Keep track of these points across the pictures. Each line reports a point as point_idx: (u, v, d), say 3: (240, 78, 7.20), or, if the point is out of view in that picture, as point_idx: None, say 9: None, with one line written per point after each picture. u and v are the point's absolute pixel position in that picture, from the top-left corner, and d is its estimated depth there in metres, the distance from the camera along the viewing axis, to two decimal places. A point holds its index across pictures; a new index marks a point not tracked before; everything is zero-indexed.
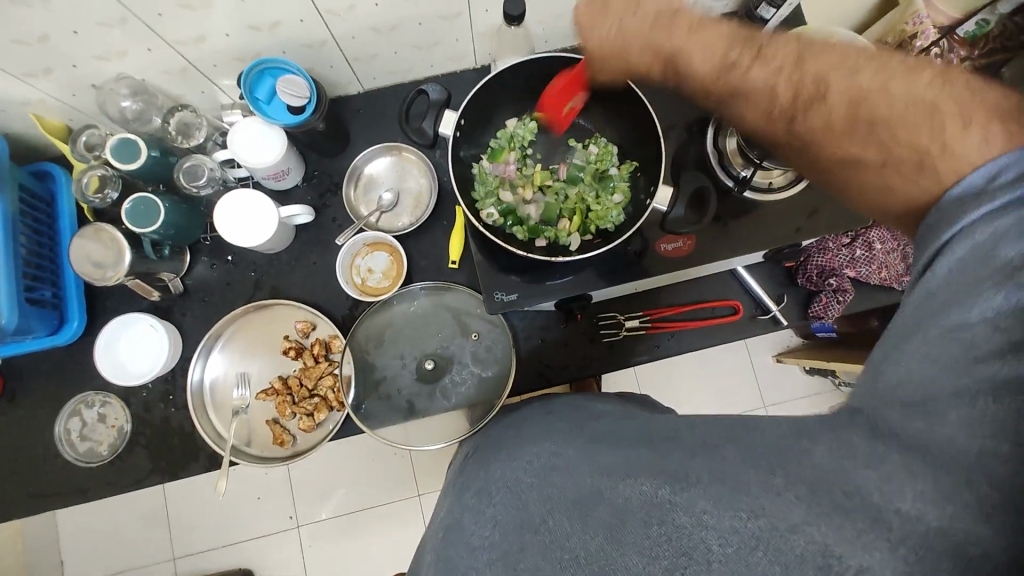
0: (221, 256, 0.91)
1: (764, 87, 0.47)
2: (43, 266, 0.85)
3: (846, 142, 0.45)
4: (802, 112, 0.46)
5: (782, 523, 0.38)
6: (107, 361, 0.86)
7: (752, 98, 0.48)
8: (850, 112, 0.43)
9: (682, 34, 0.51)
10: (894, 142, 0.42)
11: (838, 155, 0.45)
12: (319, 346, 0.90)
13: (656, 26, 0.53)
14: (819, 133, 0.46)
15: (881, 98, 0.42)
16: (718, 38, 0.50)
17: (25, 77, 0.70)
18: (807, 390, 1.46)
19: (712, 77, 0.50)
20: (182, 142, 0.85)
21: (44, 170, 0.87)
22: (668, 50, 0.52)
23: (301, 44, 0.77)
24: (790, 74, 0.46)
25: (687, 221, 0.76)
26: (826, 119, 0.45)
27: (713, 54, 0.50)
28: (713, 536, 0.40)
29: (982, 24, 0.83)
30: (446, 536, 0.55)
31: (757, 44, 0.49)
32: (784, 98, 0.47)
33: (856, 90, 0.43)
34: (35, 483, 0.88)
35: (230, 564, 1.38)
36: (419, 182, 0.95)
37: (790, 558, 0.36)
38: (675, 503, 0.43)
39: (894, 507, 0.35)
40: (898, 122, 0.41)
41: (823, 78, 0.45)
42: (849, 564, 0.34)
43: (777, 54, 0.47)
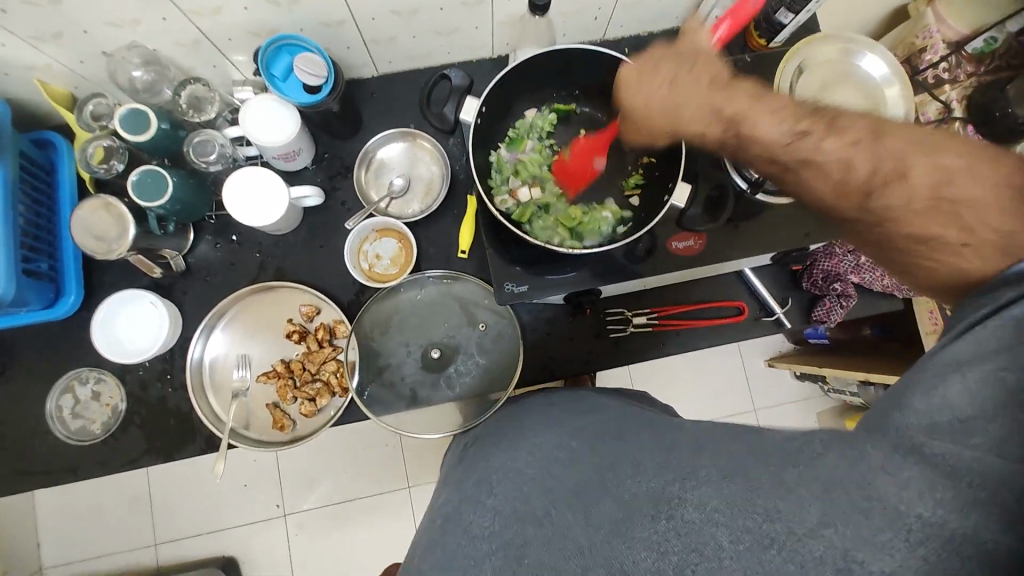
0: (225, 235, 0.89)
1: (840, 161, 0.49)
2: (40, 237, 0.83)
3: (923, 221, 0.47)
4: (878, 189, 0.48)
5: (800, 527, 0.40)
6: (105, 337, 0.84)
7: (826, 170, 0.50)
8: (930, 194, 0.47)
9: (746, 101, 0.53)
10: (976, 223, 0.45)
11: (912, 232, 0.48)
12: (324, 331, 0.89)
13: (714, 90, 0.54)
14: (899, 211, 0.48)
15: (963, 179, 0.46)
16: (781, 107, 0.52)
17: (33, 40, 0.68)
18: (797, 395, 1.48)
19: (781, 146, 0.51)
20: (192, 116, 0.84)
21: (45, 139, 0.85)
22: (730, 113, 0.53)
23: (320, 22, 0.76)
24: (868, 151, 0.49)
25: (702, 220, 0.77)
26: (906, 197, 0.47)
27: (782, 124, 0.51)
28: (725, 534, 0.41)
29: (990, 41, 0.84)
30: (444, 525, 0.53)
31: (829, 118, 0.51)
32: (861, 175, 0.49)
33: (935, 173, 0.47)
34: (23, 460, 0.86)
35: (214, 551, 1.36)
36: (431, 170, 0.94)
37: (808, 559, 0.39)
38: (684, 499, 0.44)
39: (916, 512, 0.38)
40: (979, 207, 0.45)
41: (902, 158, 0.47)
42: (871, 568, 0.37)
43: (851, 131, 0.50)
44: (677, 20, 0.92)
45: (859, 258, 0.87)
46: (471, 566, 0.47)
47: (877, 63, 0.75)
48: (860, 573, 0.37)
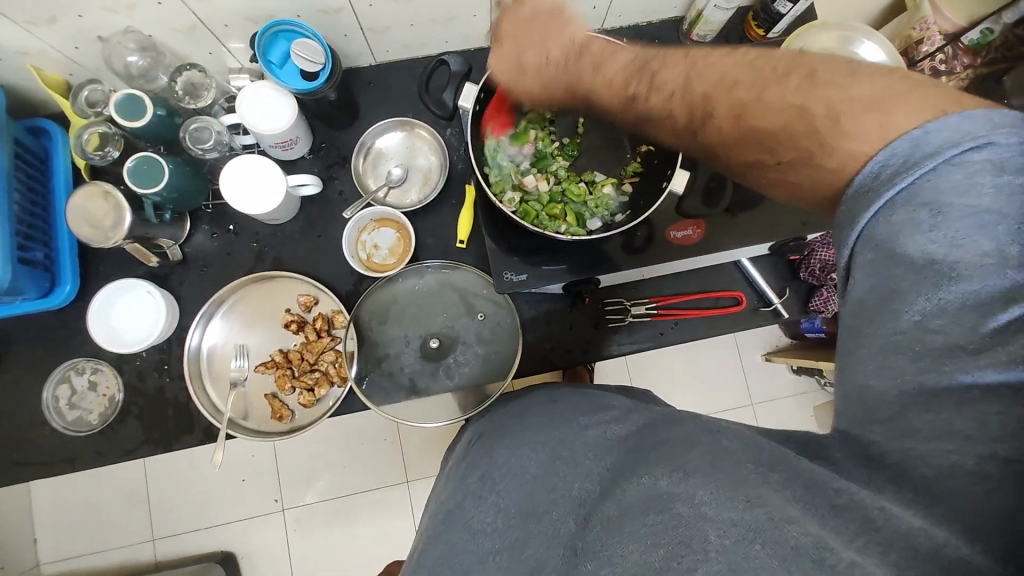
0: (222, 225, 0.89)
1: (664, 112, 0.50)
2: (35, 225, 0.82)
3: (746, 151, 0.47)
4: (702, 127, 0.48)
5: (778, 514, 0.37)
6: (101, 326, 0.84)
7: (658, 121, 0.51)
8: (735, 122, 0.46)
9: (590, 74, 0.54)
10: (789, 145, 0.43)
11: (744, 160, 0.48)
12: (322, 321, 0.89)
13: (569, 60, 0.55)
14: (721, 144, 0.48)
15: (760, 107, 0.44)
16: (620, 70, 0.53)
17: (26, 25, 0.67)
18: (793, 389, 1.48)
19: (621, 108, 0.53)
20: (189, 102, 0.83)
21: (39, 127, 0.84)
22: (582, 91, 0.56)
23: (317, 8, 0.75)
24: (682, 97, 0.49)
25: (697, 208, 0.79)
26: (719, 132, 0.47)
27: (616, 87, 0.53)
28: (713, 527, 0.39)
29: (986, 32, 0.83)
30: (445, 521, 0.54)
31: (649, 70, 0.51)
32: (681, 121, 0.49)
33: (738, 104, 0.45)
34: (19, 451, 0.85)
35: (210, 546, 1.35)
36: (429, 159, 0.94)
37: (788, 551, 0.35)
38: (674, 494, 0.42)
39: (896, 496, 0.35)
40: (791, 129, 0.43)
41: (709, 96, 0.47)
42: (842, 557, 0.34)
43: (667, 78, 0.50)
44: (676, 11, 0.92)
45: None
46: (474, 562, 0.48)
47: (874, 50, 0.75)
48: (832, 562, 0.33)
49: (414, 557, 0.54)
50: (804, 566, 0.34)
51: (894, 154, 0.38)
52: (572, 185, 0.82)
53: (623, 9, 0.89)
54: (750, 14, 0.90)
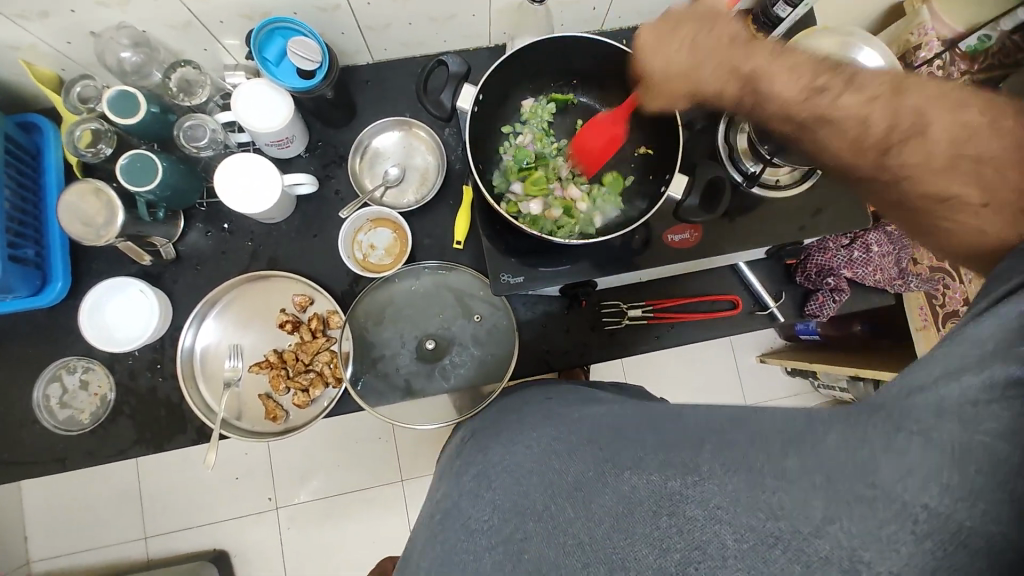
0: (216, 223, 0.88)
1: (855, 116, 0.48)
2: (26, 222, 0.81)
3: (941, 178, 0.46)
4: (896, 146, 0.47)
5: (806, 526, 0.40)
6: (93, 325, 0.83)
7: (843, 124, 0.49)
8: (950, 148, 0.45)
9: (768, 58, 0.52)
10: (1000, 185, 0.44)
11: (932, 190, 0.46)
12: (318, 321, 0.88)
13: (731, 48, 0.54)
14: (916, 167, 0.46)
15: (982, 138, 0.44)
16: (804, 69, 0.51)
17: (16, 18, 0.66)
18: (787, 390, 1.49)
19: (797, 102, 0.51)
20: (183, 100, 0.82)
21: (30, 122, 0.83)
22: (750, 71, 0.53)
23: (314, 6, 0.74)
24: (885, 105, 0.47)
25: (698, 211, 0.78)
26: (923, 155, 0.46)
27: (801, 81, 0.51)
28: (728, 531, 0.41)
29: (983, 39, 0.84)
30: (443, 521, 0.53)
31: (848, 75, 0.50)
32: (875, 132, 0.48)
33: (956, 128, 0.45)
34: (8, 449, 0.84)
35: (204, 544, 1.34)
36: (426, 159, 0.93)
37: (813, 559, 0.38)
38: (687, 495, 0.44)
39: (921, 502, 0.38)
40: (995, 164, 0.44)
41: (922, 112, 0.46)
42: (877, 568, 0.36)
43: (870, 86, 0.48)
44: None
45: (850, 253, 0.88)
46: (471, 561, 0.48)
47: (873, 58, 0.75)
48: (869, 574, 0.36)
49: (411, 556, 0.53)
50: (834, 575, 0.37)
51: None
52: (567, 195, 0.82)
53: (623, 10, 0.89)
54: (749, 18, 0.90)
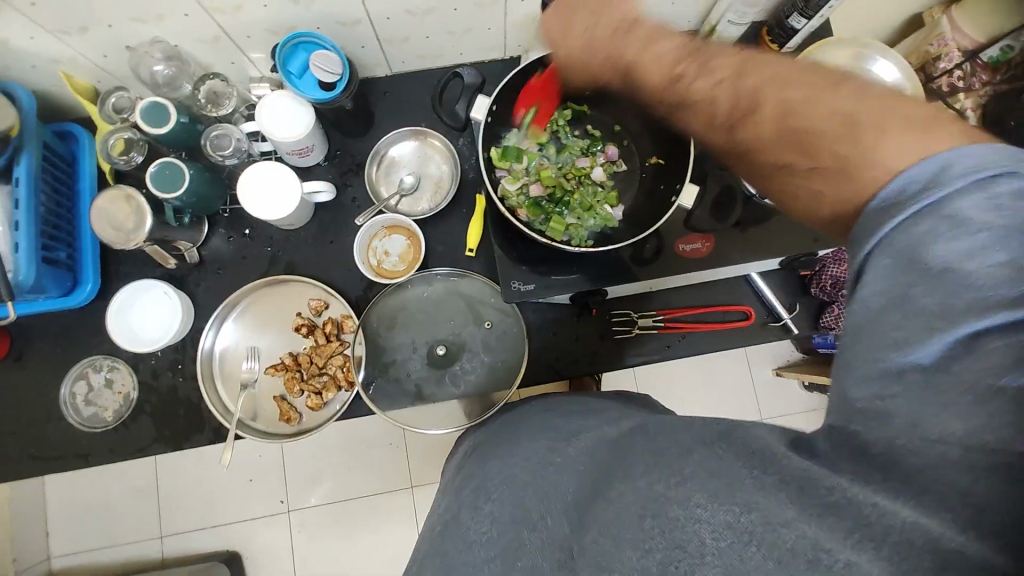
0: (238, 229, 0.91)
1: (706, 97, 0.48)
2: (60, 226, 0.85)
3: (778, 154, 0.44)
4: (740, 124, 0.46)
5: (775, 518, 0.35)
6: (118, 325, 0.86)
7: (696, 106, 0.49)
8: (779, 122, 0.43)
9: (638, 47, 0.52)
10: (827, 153, 0.40)
11: (770, 162, 0.45)
12: (332, 325, 0.90)
13: (616, 35, 0.54)
14: (756, 144, 0.45)
15: (808, 109, 0.42)
16: (669, 50, 0.51)
17: (59, 33, 0.70)
18: (805, 405, 1.46)
19: (661, 87, 0.51)
20: (210, 110, 0.86)
21: (67, 131, 0.87)
22: (625, 62, 0.53)
23: (336, 20, 0.77)
24: (730, 87, 0.47)
25: (707, 221, 0.79)
26: (757, 133, 0.44)
27: (663, 65, 0.51)
28: (706, 529, 0.37)
29: (1005, 49, 0.83)
30: (444, 531, 0.56)
31: (704, 59, 0.50)
32: (722, 111, 0.47)
33: (787, 104, 0.43)
34: (36, 444, 0.87)
35: (217, 545, 1.36)
36: (441, 169, 0.95)
37: (783, 554, 0.34)
38: (669, 496, 0.40)
39: (871, 501, 0.33)
40: (828, 133, 0.40)
41: (758, 92, 0.44)
42: (838, 558, 0.32)
43: (719, 69, 0.48)
44: (690, 25, 0.93)
45: None
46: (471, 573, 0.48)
47: (889, 68, 0.75)
48: (830, 562, 0.32)
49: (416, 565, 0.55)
50: (801, 568, 0.33)
51: (918, 177, 0.36)
52: (597, 206, 0.83)
53: None
54: (764, 29, 0.90)
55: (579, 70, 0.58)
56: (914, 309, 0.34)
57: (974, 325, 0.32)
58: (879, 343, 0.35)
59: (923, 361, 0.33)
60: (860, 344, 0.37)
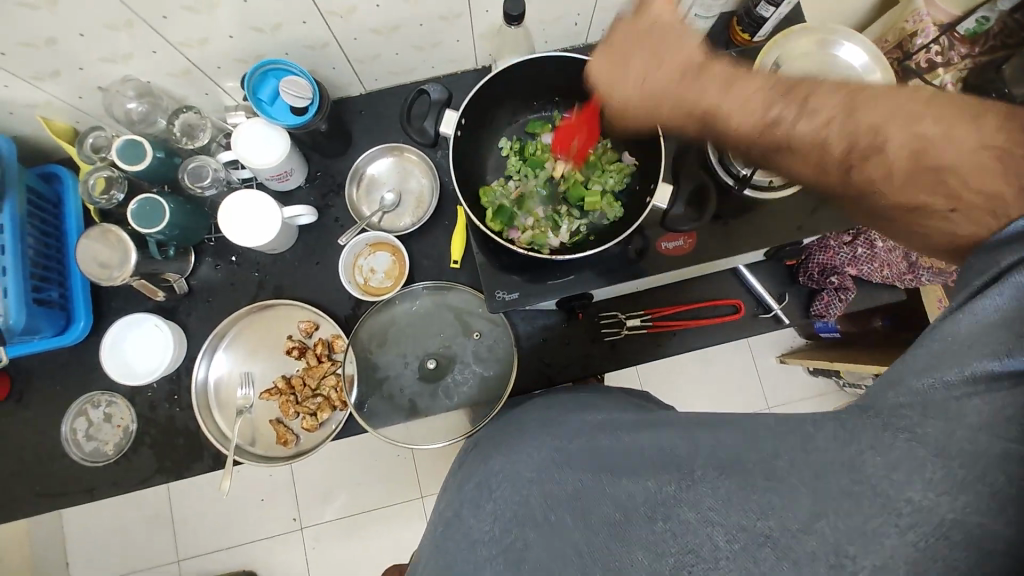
0: (224, 257, 0.92)
1: (813, 140, 0.44)
2: (50, 267, 0.86)
3: (912, 191, 0.41)
4: (859, 167, 0.43)
5: (793, 524, 0.39)
6: (112, 361, 0.87)
7: (805, 154, 0.45)
8: (910, 164, 0.40)
9: (719, 93, 0.49)
10: (963, 187, 0.38)
11: (897, 202, 0.42)
12: (322, 346, 0.91)
13: (687, 83, 0.50)
14: (881, 183, 0.42)
15: (942, 146, 0.39)
16: (754, 92, 0.47)
17: (32, 79, 0.71)
18: (810, 390, 1.45)
19: (755, 134, 0.47)
20: (186, 143, 0.86)
21: (50, 172, 0.89)
22: (709, 110, 0.49)
23: (303, 45, 0.78)
24: (841, 126, 0.43)
25: (687, 219, 0.78)
26: (878, 173, 0.42)
27: (752, 110, 0.47)
28: (720, 533, 0.41)
29: (982, 20, 0.81)
30: (444, 530, 0.54)
31: (801, 96, 0.45)
32: (835, 155, 0.44)
33: (916, 139, 0.40)
34: (42, 481, 0.89)
35: (234, 566, 1.38)
36: (421, 182, 0.96)
37: (802, 558, 0.38)
38: (681, 499, 0.44)
39: (905, 496, 0.36)
40: (967, 169, 0.38)
41: (878, 129, 0.41)
42: (862, 564, 0.35)
43: (824, 106, 0.44)
44: None
45: (854, 250, 0.87)
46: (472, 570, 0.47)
47: (857, 53, 0.74)
48: (853, 569, 0.36)
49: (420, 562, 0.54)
50: (821, 572, 0.37)
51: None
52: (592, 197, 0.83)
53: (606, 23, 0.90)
54: (734, 20, 0.89)
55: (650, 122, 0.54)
56: (959, 350, 0.37)
57: (995, 363, 0.35)
58: (944, 357, 0.37)
59: (959, 380, 0.36)
60: (913, 360, 0.39)
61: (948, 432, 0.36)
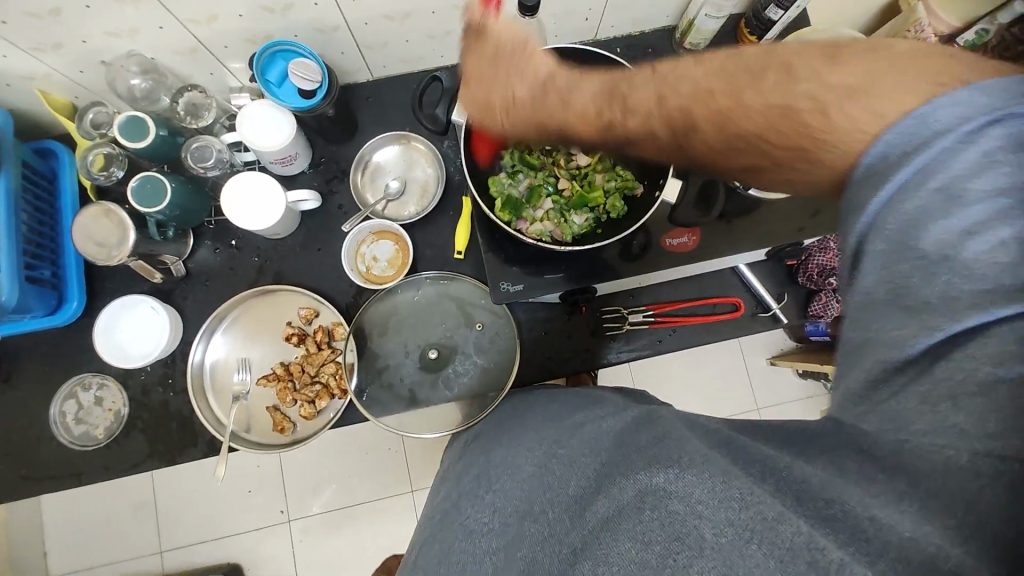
0: (224, 240, 0.91)
1: (642, 132, 0.46)
2: (43, 245, 0.84)
3: (734, 156, 0.43)
4: (688, 138, 0.44)
5: (771, 512, 0.34)
6: (105, 343, 0.85)
7: (641, 144, 0.47)
8: (719, 134, 0.42)
9: (559, 106, 0.50)
10: (788, 143, 0.39)
11: (736, 164, 0.44)
12: (322, 333, 0.90)
13: (539, 96, 0.51)
14: (708, 153, 0.44)
15: (741, 112, 0.40)
16: (590, 98, 0.49)
17: (33, 51, 0.69)
18: (800, 393, 1.47)
19: (599, 136, 0.49)
20: (190, 122, 0.85)
21: (46, 148, 0.86)
22: (554, 126, 0.51)
23: (314, 27, 0.77)
24: (659, 115, 0.45)
25: (693, 215, 0.78)
26: (706, 144, 0.44)
27: (589, 115, 0.48)
28: (708, 526, 0.37)
29: (982, 33, 0.81)
30: (444, 518, 0.56)
31: (622, 94, 0.47)
32: (663, 140, 0.46)
33: (721, 113, 0.41)
34: (28, 465, 0.87)
35: (218, 557, 1.36)
36: (427, 172, 0.95)
37: (785, 553, 0.32)
38: (670, 490, 0.40)
39: (869, 516, 0.31)
40: (807, 117, 0.37)
41: (686, 110, 0.43)
42: (832, 557, 0.30)
43: (642, 99, 0.45)
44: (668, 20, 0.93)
45: None
46: (470, 561, 0.48)
47: None
48: (825, 564, 0.30)
49: (412, 558, 0.55)
50: (800, 569, 0.31)
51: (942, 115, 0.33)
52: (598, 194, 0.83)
53: (616, 20, 0.90)
54: (742, 24, 0.90)
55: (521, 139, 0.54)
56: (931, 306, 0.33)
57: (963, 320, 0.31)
58: (890, 327, 0.34)
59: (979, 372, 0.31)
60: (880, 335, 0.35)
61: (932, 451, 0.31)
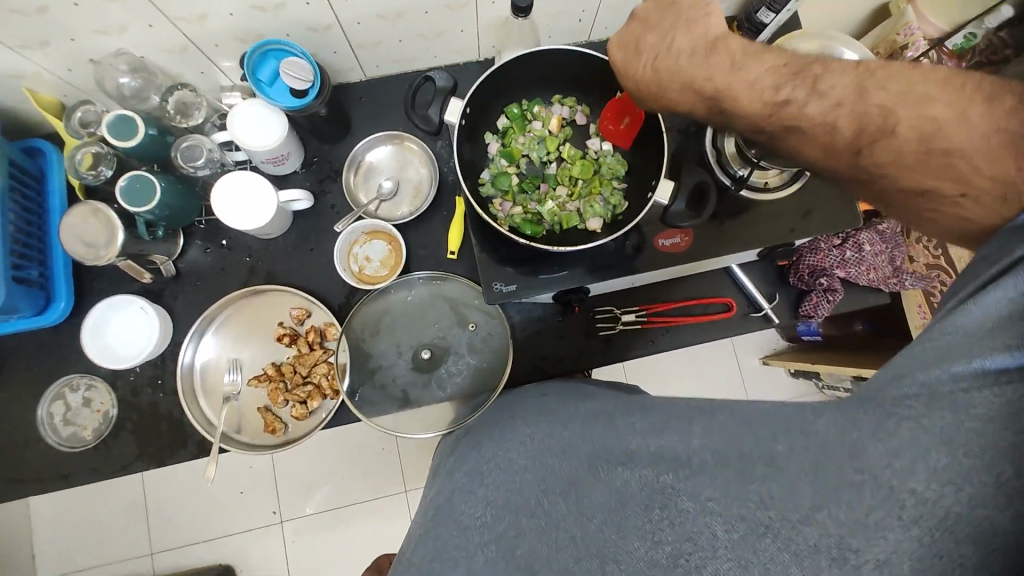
0: (215, 240, 0.90)
1: (823, 122, 0.46)
2: (30, 244, 0.83)
3: (920, 176, 0.42)
4: (869, 145, 0.44)
5: (794, 514, 0.38)
6: (95, 344, 0.84)
7: (811, 134, 0.47)
8: (920, 145, 0.41)
9: (726, 72, 0.50)
10: (971, 172, 0.40)
11: (907, 185, 0.43)
12: (314, 333, 0.89)
13: (694, 58, 0.53)
14: (889, 166, 0.43)
15: (958, 129, 0.40)
16: (765, 72, 0.49)
17: (20, 48, 0.68)
18: (791, 392, 1.48)
19: (765, 116, 0.49)
20: (180, 121, 0.85)
21: (34, 146, 0.85)
22: (712, 90, 0.52)
23: (306, 27, 0.77)
24: (851, 107, 0.44)
25: (686, 215, 0.78)
26: (894, 153, 0.43)
27: (760, 93, 0.49)
28: (719, 523, 0.40)
29: (969, 37, 0.83)
30: (436, 513, 0.53)
31: (814, 76, 0.46)
32: (845, 136, 0.45)
33: (927, 123, 0.41)
34: (16, 467, 0.86)
35: (210, 560, 1.35)
36: (419, 172, 0.95)
37: (802, 548, 0.37)
38: (678, 488, 0.43)
39: (908, 487, 0.35)
40: (978, 155, 0.39)
41: (891, 109, 0.42)
42: (866, 558, 0.35)
43: (838, 86, 0.45)
44: None
45: (844, 253, 0.89)
46: (464, 557, 0.47)
47: (854, 59, 0.76)
48: (857, 562, 0.35)
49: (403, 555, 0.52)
50: (823, 565, 0.36)
51: None
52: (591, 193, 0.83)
53: (609, 21, 0.90)
54: (733, 24, 0.91)
55: (660, 96, 0.57)
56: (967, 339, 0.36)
57: (1000, 357, 0.35)
58: (949, 351, 0.37)
59: (968, 374, 0.36)
60: (913, 356, 0.39)
61: (953, 425, 0.35)
